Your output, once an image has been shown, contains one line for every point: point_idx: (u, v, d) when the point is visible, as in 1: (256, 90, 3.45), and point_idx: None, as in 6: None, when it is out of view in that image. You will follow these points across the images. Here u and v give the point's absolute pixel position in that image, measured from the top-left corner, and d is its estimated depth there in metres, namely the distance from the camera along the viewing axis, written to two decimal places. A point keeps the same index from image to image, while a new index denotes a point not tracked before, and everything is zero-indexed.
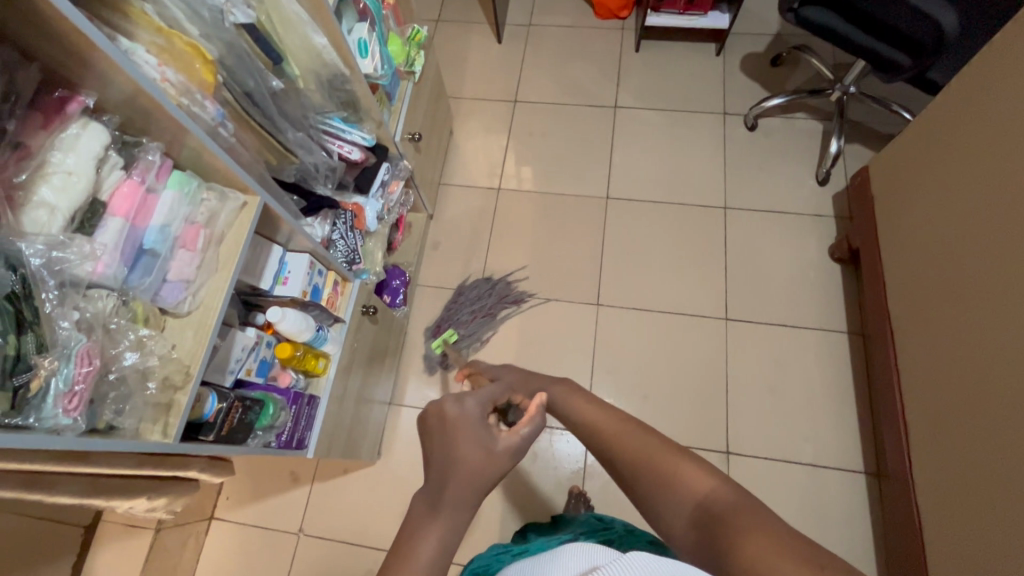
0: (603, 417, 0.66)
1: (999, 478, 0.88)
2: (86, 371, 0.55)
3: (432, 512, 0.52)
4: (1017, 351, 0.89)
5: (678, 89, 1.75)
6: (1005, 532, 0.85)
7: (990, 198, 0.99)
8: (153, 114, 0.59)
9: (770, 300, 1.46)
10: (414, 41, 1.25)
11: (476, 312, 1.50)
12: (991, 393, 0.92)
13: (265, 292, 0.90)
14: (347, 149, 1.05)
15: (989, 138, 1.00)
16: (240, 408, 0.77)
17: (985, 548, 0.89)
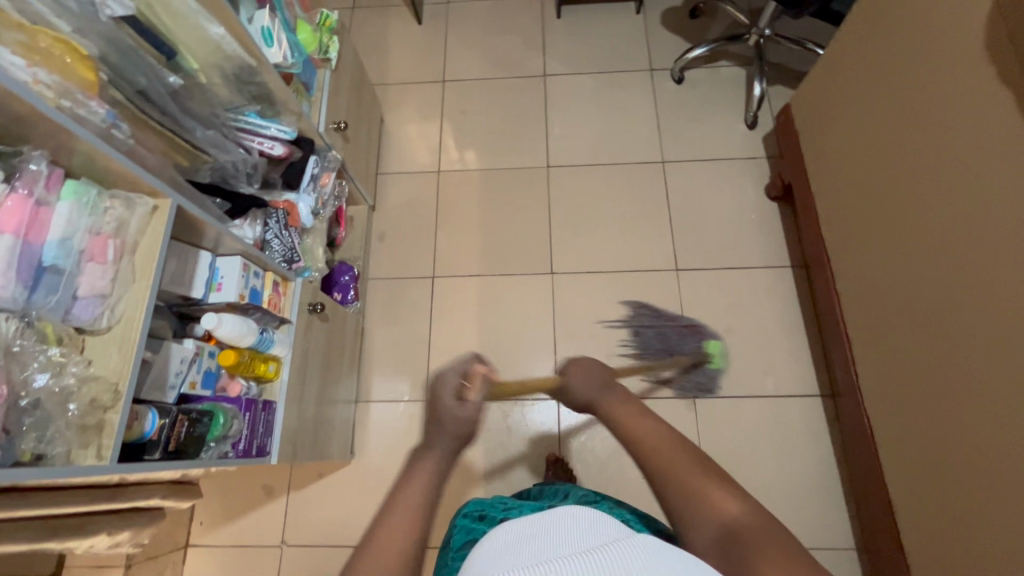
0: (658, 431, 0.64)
1: (938, 379, 0.94)
2: None
3: (423, 453, 0.60)
4: (937, 258, 0.94)
5: (604, 51, 1.76)
6: (955, 426, 0.91)
7: (893, 117, 1.03)
8: (30, 120, 0.55)
9: (715, 246, 1.50)
10: (324, 26, 1.20)
11: (679, 333, 1.32)
12: (921, 299, 0.98)
13: (199, 300, 0.85)
14: (268, 144, 1.01)
15: (886, 59, 1.04)
16: (186, 422, 0.75)
17: (939, 444, 0.95)
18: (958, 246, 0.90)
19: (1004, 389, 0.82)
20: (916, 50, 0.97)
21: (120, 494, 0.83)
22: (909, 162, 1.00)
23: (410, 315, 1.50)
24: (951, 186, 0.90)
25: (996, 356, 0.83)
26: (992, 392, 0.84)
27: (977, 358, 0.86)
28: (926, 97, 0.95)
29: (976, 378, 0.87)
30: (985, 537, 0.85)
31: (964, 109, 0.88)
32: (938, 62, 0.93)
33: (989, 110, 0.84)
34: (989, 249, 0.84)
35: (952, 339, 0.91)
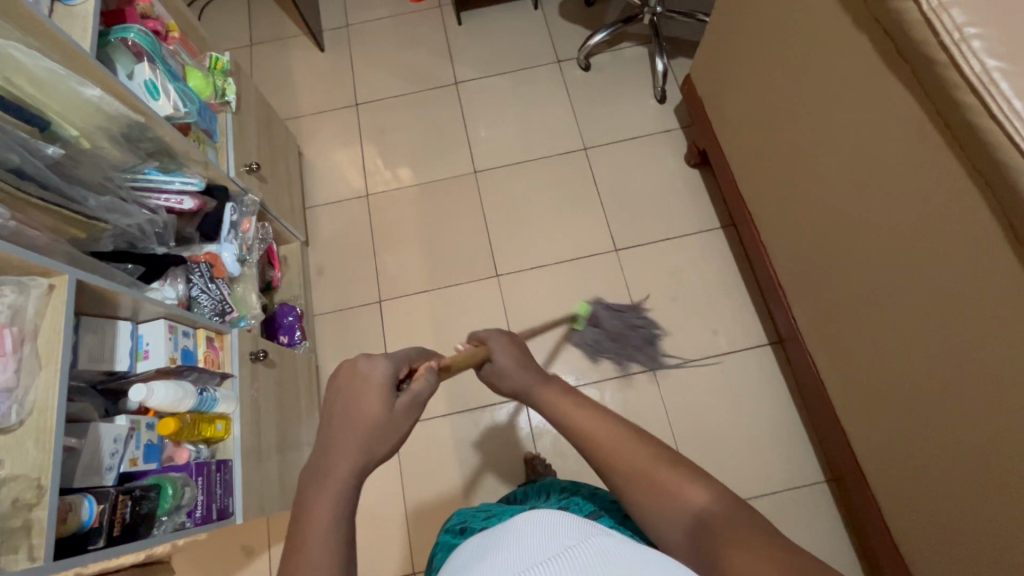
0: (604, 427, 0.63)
1: (859, 309, 1.01)
2: None
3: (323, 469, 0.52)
4: (834, 198, 1.00)
5: (510, 50, 1.78)
6: (884, 350, 0.97)
7: (774, 73, 1.10)
8: None
9: (648, 220, 1.54)
10: (216, 69, 1.17)
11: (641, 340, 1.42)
12: (833, 238, 1.03)
13: (126, 373, 0.82)
14: (176, 199, 0.99)
15: (758, 19, 1.11)
16: (130, 501, 0.71)
17: (876, 368, 1.00)
18: (849, 183, 0.95)
19: (912, 308, 0.87)
20: (781, 8, 1.03)
21: None
22: (798, 111, 1.05)
23: (363, 344, 1.48)
24: (831, 129, 0.97)
25: (898, 278, 0.88)
26: (904, 312, 0.89)
27: (882, 283, 0.93)
28: (799, 48, 1.01)
29: (885, 303, 0.93)
30: (930, 445, 0.91)
31: (829, 54, 0.93)
32: (801, 14, 0.98)
33: (849, 51, 0.89)
34: (872, 181, 0.89)
35: (863, 270, 0.97)
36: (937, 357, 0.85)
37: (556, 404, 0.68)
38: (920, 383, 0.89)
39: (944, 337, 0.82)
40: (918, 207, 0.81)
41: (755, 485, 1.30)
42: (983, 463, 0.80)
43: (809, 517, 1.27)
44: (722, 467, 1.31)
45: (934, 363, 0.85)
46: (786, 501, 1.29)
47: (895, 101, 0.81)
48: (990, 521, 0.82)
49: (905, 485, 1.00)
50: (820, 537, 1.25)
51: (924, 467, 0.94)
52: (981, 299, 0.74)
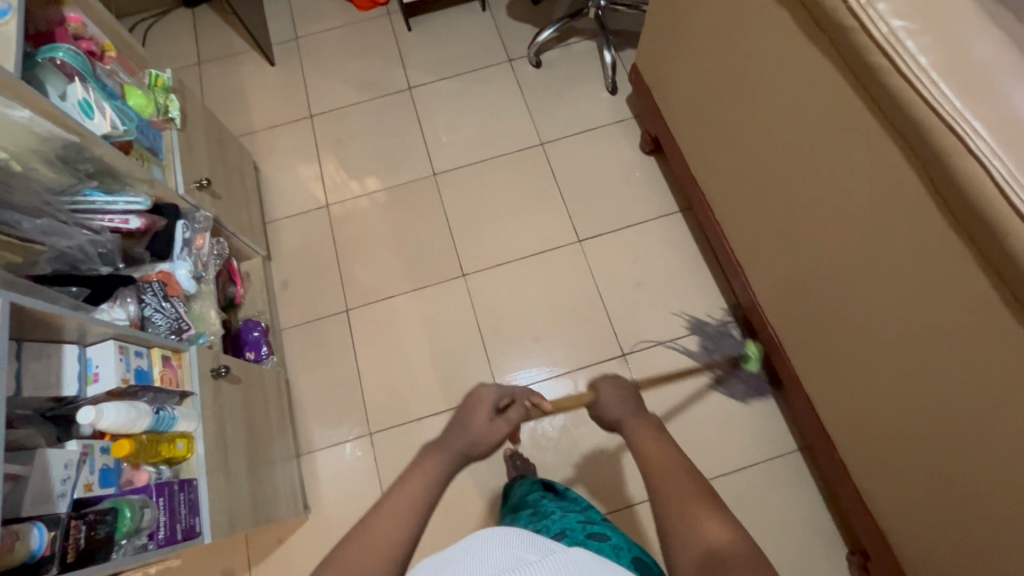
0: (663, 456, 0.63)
1: (809, 277, 1.04)
2: None
3: (435, 449, 0.66)
4: (775, 170, 1.03)
5: (461, 52, 1.79)
6: (833, 314, 0.99)
7: (710, 55, 1.12)
8: None
9: (608, 209, 1.56)
10: (157, 86, 1.16)
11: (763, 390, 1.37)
12: (777, 209, 1.06)
13: (75, 397, 0.80)
14: (120, 219, 0.97)
15: (691, 4, 1.14)
16: (82, 527, 0.69)
17: (828, 331, 1.03)
18: (786, 154, 0.98)
19: (852, 269, 0.90)
20: None
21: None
22: (735, 88, 1.08)
23: (333, 354, 1.46)
24: (764, 104, 1.00)
25: (838, 241, 0.91)
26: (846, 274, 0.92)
27: (825, 249, 0.95)
28: (728, 26, 1.03)
29: (829, 267, 0.96)
30: (884, 400, 0.94)
31: (756, 29, 0.96)
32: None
33: (772, 25, 0.91)
34: (806, 150, 0.92)
35: (807, 238, 1.00)
36: (878, 313, 0.87)
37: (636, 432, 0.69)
38: (868, 340, 0.92)
39: (882, 294, 0.85)
40: (849, 172, 0.84)
41: (731, 460, 1.32)
42: (932, 411, 0.83)
43: (784, 486, 1.30)
44: (697, 444, 1.33)
45: (877, 320, 0.88)
46: (762, 473, 1.31)
47: (817, 69, 0.84)
48: (945, 466, 0.85)
49: (866, 442, 1.03)
50: (798, 504, 1.28)
51: (882, 422, 0.97)
52: (911, 253, 0.77)
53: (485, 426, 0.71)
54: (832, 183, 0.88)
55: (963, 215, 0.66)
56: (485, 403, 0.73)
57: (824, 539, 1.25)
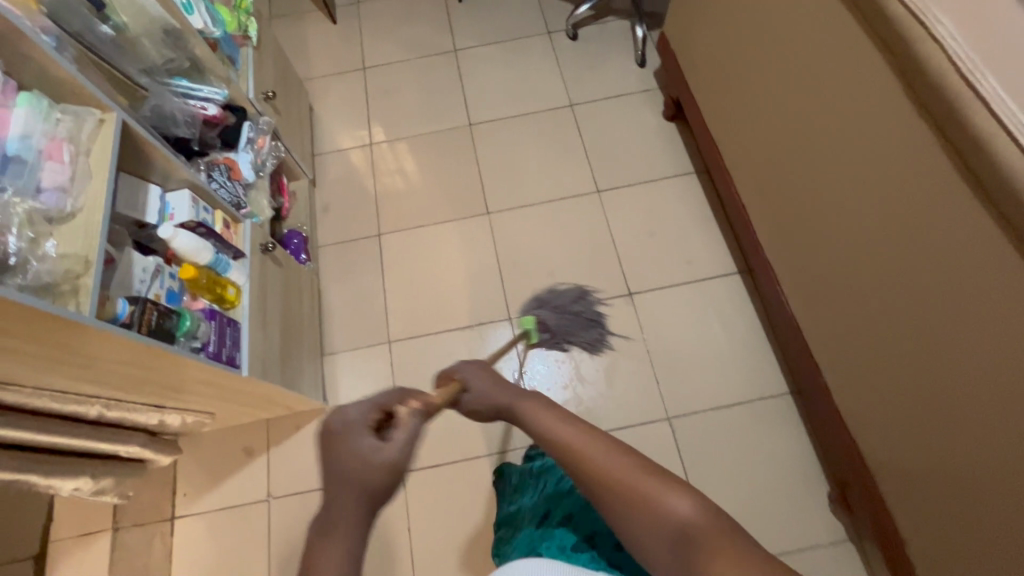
0: (576, 436, 0.66)
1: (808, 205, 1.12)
2: None
3: (322, 537, 0.54)
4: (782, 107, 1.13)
5: (506, 23, 1.95)
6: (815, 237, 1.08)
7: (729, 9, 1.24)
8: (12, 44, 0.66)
9: (629, 166, 1.67)
10: (241, 8, 1.33)
11: (585, 325, 1.29)
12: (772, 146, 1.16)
13: (153, 227, 0.93)
14: (202, 105, 1.12)
15: None
16: (155, 312, 0.82)
17: (811, 258, 1.11)
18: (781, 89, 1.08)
19: (833, 187, 0.99)
20: None
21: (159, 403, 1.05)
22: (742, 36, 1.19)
23: (363, 271, 1.59)
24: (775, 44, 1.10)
25: (822, 162, 1.01)
26: (828, 194, 1.01)
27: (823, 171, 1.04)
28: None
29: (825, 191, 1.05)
30: (855, 315, 1.01)
31: None
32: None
33: None
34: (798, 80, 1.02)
35: (796, 167, 1.09)
36: (853, 225, 0.96)
37: (539, 416, 0.71)
38: (843, 257, 1.00)
39: (855, 204, 0.94)
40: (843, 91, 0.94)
41: (720, 398, 1.39)
42: (895, 313, 0.91)
43: (775, 426, 1.36)
44: (692, 381, 1.41)
45: (852, 235, 0.97)
46: (749, 412, 1.37)
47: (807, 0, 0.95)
48: (906, 367, 0.91)
49: (841, 365, 1.10)
50: (786, 443, 1.34)
51: (852, 340, 1.04)
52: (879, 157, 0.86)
53: (378, 463, 0.59)
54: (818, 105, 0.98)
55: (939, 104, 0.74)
56: (358, 448, 0.59)
57: (804, 479, 1.31)
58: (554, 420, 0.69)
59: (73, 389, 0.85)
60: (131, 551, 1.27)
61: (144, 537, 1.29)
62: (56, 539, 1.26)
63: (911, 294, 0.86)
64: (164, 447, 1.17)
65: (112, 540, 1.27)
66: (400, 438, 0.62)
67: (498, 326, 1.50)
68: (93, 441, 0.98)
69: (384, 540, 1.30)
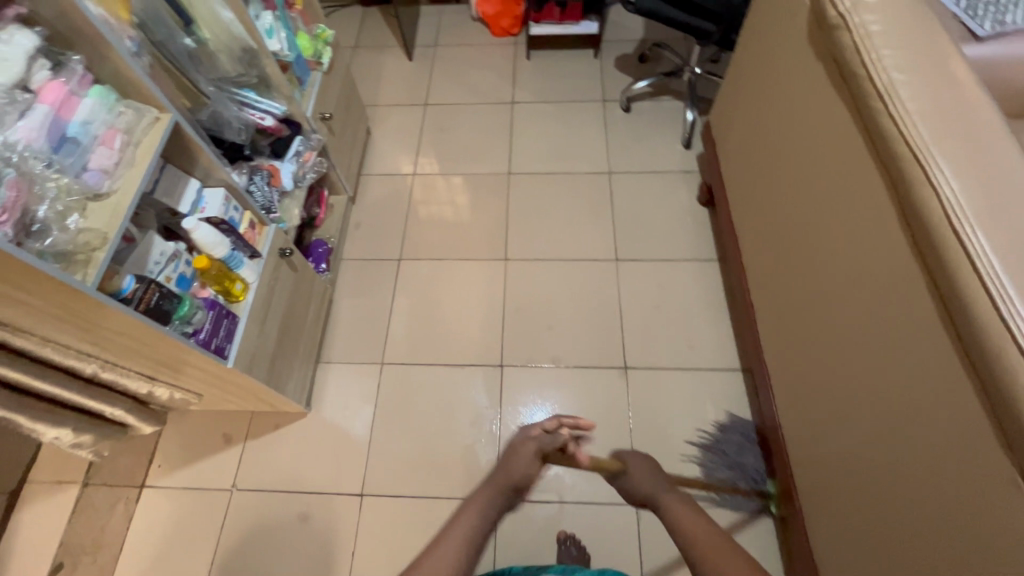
0: (706, 532, 0.69)
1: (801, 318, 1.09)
2: (13, 196, 0.69)
3: (471, 502, 0.72)
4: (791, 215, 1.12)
5: (566, 85, 2.05)
6: (809, 351, 1.04)
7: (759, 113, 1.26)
8: (92, 43, 0.77)
9: (652, 241, 1.68)
10: (321, 38, 1.48)
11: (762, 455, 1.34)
12: (782, 251, 1.14)
13: (183, 216, 1.03)
14: (261, 116, 1.25)
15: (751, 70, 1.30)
16: (157, 293, 0.90)
17: (803, 373, 1.07)
18: (796, 198, 1.07)
19: (829, 305, 0.96)
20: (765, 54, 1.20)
21: (151, 379, 1.11)
22: (768, 139, 1.20)
23: (377, 290, 1.66)
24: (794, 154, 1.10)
25: (822, 278, 0.98)
26: (824, 311, 0.98)
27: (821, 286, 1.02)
28: (771, 84, 1.17)
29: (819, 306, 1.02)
30: (834, 440, 0.96)
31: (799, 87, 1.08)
32: (773, 55, 1.15)
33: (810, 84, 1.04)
34: (811, 192, 1.01)
35: (799, 276, 1.07)
36: (843, 349, 0.92)
37: (675, 503, 0.76)
38: (830, 379, 0.96)
39: (846, 326, 0.91)
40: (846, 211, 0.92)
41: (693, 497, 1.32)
42: (868, 449, 0.85)
43: (747, 539, 1.28)
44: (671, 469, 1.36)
45: (839, 358, 0.93)
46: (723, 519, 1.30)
47: (828, 119, 0.96)
48: (873, 512, 0.85)
49: (814, 492, 1.03)
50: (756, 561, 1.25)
51: (828, 466, 0.98)
52: (873, 286, 0.83)
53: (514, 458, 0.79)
54: (826, 222, 0.96)
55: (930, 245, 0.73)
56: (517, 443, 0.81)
57: None
58: (687, 509, 0.74)
59: (85, 348, 0.94)
60: (94, 510, 1.33)
61: (110, 498, 1.35)
62: (33, 481, 1.35)
63: (885, 433, 0.81)
64: (148, 416, 1.24)
65: (80, 494, 1.33)
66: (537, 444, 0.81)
67: (489, 370, 1.51)
68: (83, 397, 1.06)
69: (327, 558, 1.30)
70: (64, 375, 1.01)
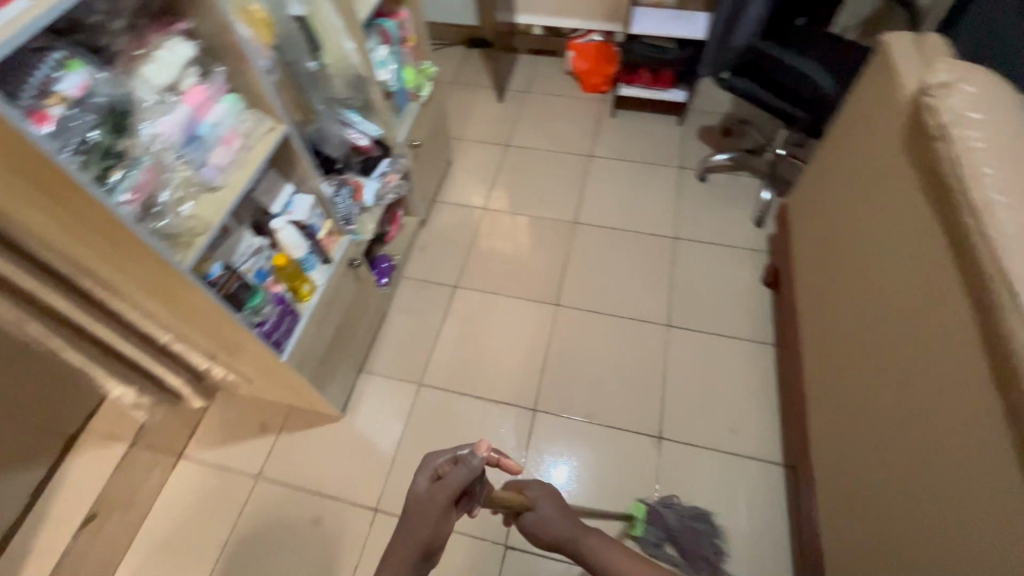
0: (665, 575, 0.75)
1: (852, 423, 1.03)
2: (145, 179, 0.78)
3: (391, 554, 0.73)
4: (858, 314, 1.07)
5: (644, 146, 2.09)
6: (861, 461, 0.98)
7: (838, 206, 1.24)
8: (235, 57, 0.88)
9: (708, 313, 1.65)
10: (424, 73, 1.59)
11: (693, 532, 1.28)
12: (846, 351, 1.09)
13: (272, 215, 1.12)
14: (357, 136, 1.34)
15: (836, 161, 1.28)
16: (238, 282, 0.98)
17: (851, 483, 1.00)
18: (869, 299, 1.03)
19: (892, 418, 0.90)
20: (853, 151, 1.20)
21: (211, 357, 1.20)
22: (846, 233, 1.17)
23: (429, 311, 1.72)
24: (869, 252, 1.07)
25: (887, 388, 0.93)
26: (886, 423, 0.92)
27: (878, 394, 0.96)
28: (857, 180, 1.15)
29: (874, 414, 0.96)
30: (876, 566, 0.89)
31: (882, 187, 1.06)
32: (863, 152, 1.14)
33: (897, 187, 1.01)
34: (888, 297, 0.97)
35: (862, 381, 1.01)
36: (901, 467, 0.86)
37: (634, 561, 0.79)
38: (881, 497, 0.90)
39: (909, 445, 0.85)
40: (919, 321, 0.88)
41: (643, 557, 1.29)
42: None
43: None
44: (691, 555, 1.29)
45: (897, 477, 0.87)
46: None
47: (917, 226, 0.93)
48: None
49: None
50: None
51: None
52: (947, 410, 0.78)
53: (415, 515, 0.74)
54: (900, 330, 0.92)
55: (1008, 376, 0.68)
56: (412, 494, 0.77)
57: None
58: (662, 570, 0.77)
59: (163, 318, 1.03)
60: None
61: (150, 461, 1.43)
62: None
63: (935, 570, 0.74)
64: (201, 391, 1.33)
65: None
66: (445, 485, 0.75)
67: (521, 412, 1.51)
68: (151, 363, 1.15)
69: (330, 568, 1.30)
70: (140, 340, 1.10)
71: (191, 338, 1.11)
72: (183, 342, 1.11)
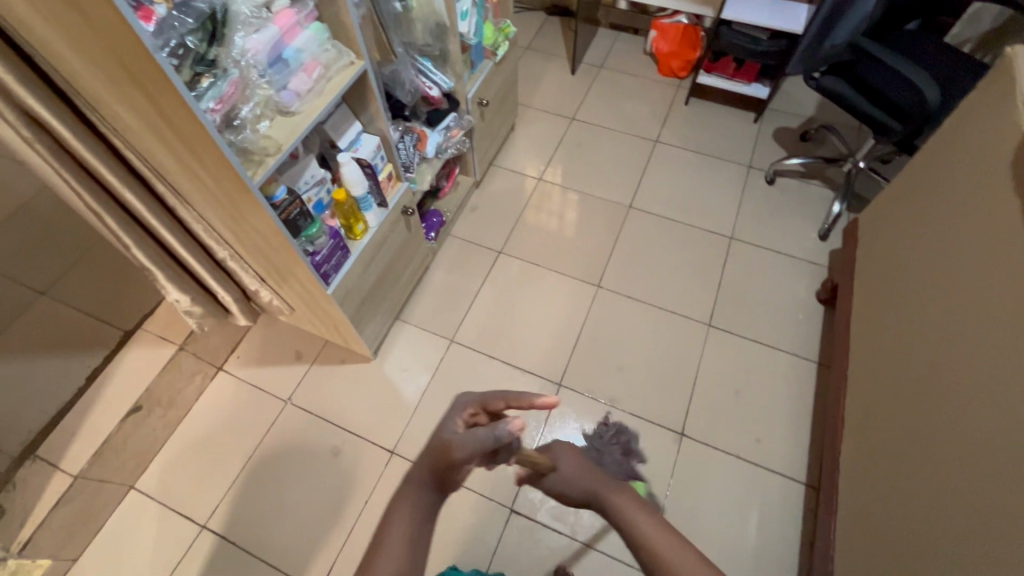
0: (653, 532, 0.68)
1: (892, 453, 0.99)
2: (228, 94, 0.81)
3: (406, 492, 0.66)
4: (920, 344, 1.01)
5: (714, 139, 2.01)
6: (894, 493, 0.94)
7: (918, 228, 1.16)
8: None
9: (753, 321, 1.60)
10: (503, 32, 1.57)
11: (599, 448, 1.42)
12: (899, 379, 1.04)
13: (339, 150, 1.14)
14: (429, 86, 1.35)
15: (924, 180, 1.19)
16: (298, 208, 1.00)
17: (878, 512, 0.96)
18: (939, 330, 0.97)
19: (936, 456, 0.86)
20: (948, 172, 1.11)
21: (261, 279, 1.24)
22: (924, 258, 1.09)
23: (470, 271, 1.73)
24: (946, 280, 1.00)
25: (940, 424, 0.88)
26: (929, 460, 0.88)
27: (927, 428, 0.91)
28: (947, 203, 1.07)
29: (919, 448, 0.91)
30: None
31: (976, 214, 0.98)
32: (961, 174, 1.06)
33: (993, 216, 0.94)
34: (960, 332, 0.92)
35: (911, 413, 0.97)
36: (937, 506, 0.82)
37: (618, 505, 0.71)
38: (909, 531, 0.86)
39: (951, 486, 0.81)
40: (992, 361, 0.82)
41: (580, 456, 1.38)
42: None
43: None
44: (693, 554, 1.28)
45: (929, 516, 0.83)
46: None
47: (1011, 263, 0.86)
48: None
49: None
50: None
51: None
52: (1003, 457, 0.74)
53: (443, 452, 0.64)
54: (967, 369, 0.87)
55: None
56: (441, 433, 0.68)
57: None
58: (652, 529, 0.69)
59: (224, 232, 1.07)
60: None
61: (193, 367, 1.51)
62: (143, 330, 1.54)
63: None
64: (247, 311, 1.39)
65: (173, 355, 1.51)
66: (475, 440, 0.64)
67: (546, 384, 1.51)
68: (208, 274, 1.21)
69: (343, 498, 1.36)
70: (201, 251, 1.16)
71: (245, 256, 1.15)
72: (239, 259, 1.16)
